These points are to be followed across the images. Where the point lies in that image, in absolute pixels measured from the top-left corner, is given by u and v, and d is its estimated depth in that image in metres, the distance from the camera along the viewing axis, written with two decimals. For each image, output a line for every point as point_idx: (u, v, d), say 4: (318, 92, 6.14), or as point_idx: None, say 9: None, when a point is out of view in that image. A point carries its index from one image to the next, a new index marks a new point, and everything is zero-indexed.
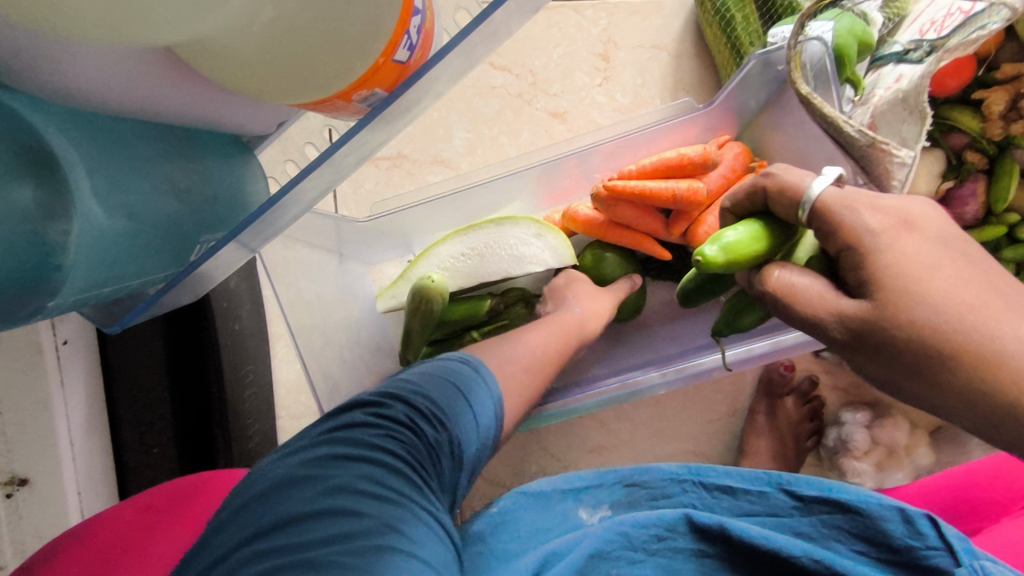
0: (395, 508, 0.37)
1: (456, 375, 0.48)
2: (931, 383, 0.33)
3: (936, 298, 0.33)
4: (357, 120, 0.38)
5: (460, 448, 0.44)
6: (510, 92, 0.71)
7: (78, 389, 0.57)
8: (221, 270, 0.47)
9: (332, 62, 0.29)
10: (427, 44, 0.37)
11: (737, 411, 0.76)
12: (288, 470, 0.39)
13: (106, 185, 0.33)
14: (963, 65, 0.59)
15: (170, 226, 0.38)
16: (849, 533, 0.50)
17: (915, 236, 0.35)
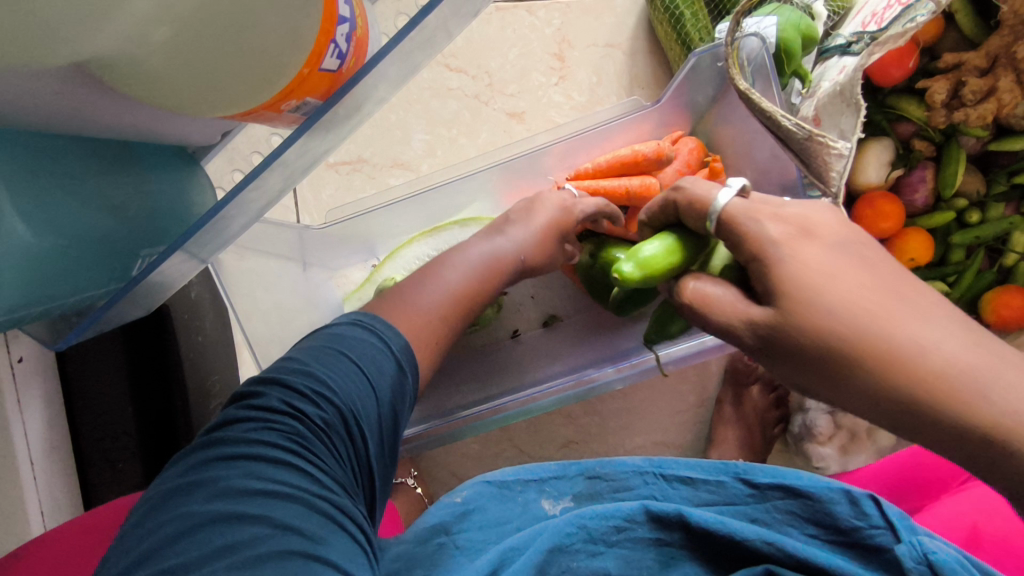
0: (286, 505, 0.39)
1: (342, 340, 0.47)
2: (841, 387, 0.34)
3: (839, 301, 0.33)
4: (294, 128, 0.38)
5: (355, 418, 0.45)
6: (467, 94, 0.71)
7: (36, 407, 0.57)
8: (170, 280, 0.47)
9: (254, 70, 0.29)
10: (361, 52, 0.37)
11: (705, 402, 0.77)
12: (181, 477, 0.40)
13: (24, 206, 0.32)
14: (906, 54, 0.61)
15: (105, 236, 0.38)
16: (802, 518, 0.52)
17: (814, 243, 0.36)
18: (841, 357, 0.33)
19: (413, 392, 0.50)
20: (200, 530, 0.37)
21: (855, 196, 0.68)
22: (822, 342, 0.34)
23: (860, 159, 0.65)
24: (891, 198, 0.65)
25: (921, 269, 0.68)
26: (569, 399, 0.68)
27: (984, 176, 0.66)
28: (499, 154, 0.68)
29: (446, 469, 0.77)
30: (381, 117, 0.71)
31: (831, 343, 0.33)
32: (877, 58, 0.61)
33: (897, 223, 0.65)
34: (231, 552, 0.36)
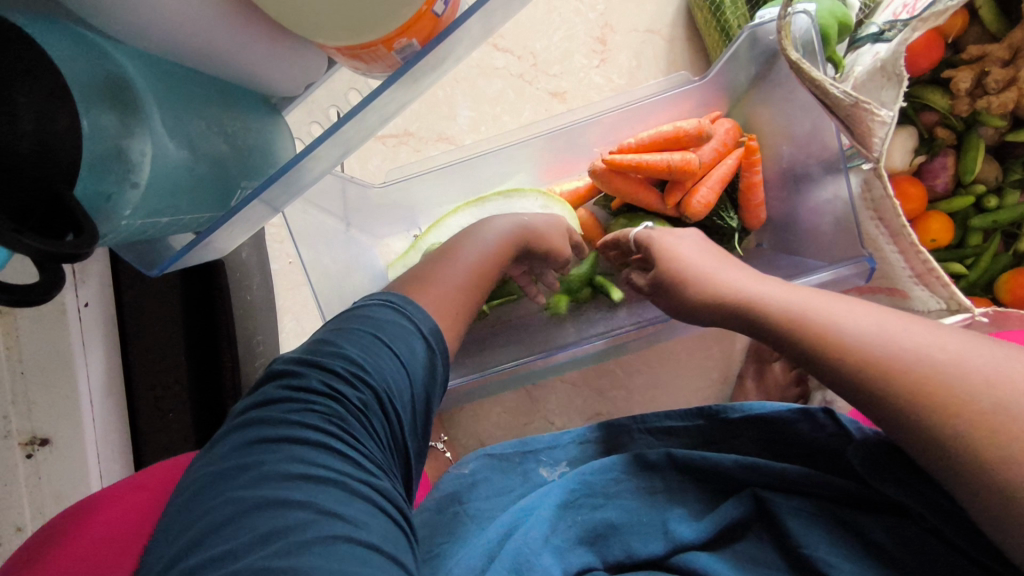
0: (329, 490, 0.39)
1: (372, 323, 0.49)
2: (716, 315, 0.50)
3: (693, 264, 0.52)
4: (388, 74, 0.41)
5: (390, 400, 0.46)
6: (512, 73, 0.74)
7: (97, 352, 0.59)
8: (246, 226, 0.50)
9: (382, 2, 0.32)
10: (456, 5, 0.40)
11: (728, 378, 0.80)
12: (226, 461, 0.41)
13: (172, 120, 0.37)
14: (933, 45, 0.65)
15: (219, 165, 0.42)
16: (771, 440, 0.57)
17: (678, 235, 0.57)
18: (717, 301, 0.50)
19: (441, 375, 0.52)
20: (248, 515, 0.37)
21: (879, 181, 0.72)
22: (692, 291, 0.52)
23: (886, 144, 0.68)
24: (912, 183, 0.69)
25: (939, 252, 0.71)
26: (606, 352, 0.73)
27: (1001, 165, 0.70)
28: (544, 128, 0.71)
29: (475, 437, 0.80)
30: (429, 93, 0.74)
31: (701, 292, 0.51)
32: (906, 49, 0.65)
33: (918, 206, 0.69)
34: (276, 539, 0.36)
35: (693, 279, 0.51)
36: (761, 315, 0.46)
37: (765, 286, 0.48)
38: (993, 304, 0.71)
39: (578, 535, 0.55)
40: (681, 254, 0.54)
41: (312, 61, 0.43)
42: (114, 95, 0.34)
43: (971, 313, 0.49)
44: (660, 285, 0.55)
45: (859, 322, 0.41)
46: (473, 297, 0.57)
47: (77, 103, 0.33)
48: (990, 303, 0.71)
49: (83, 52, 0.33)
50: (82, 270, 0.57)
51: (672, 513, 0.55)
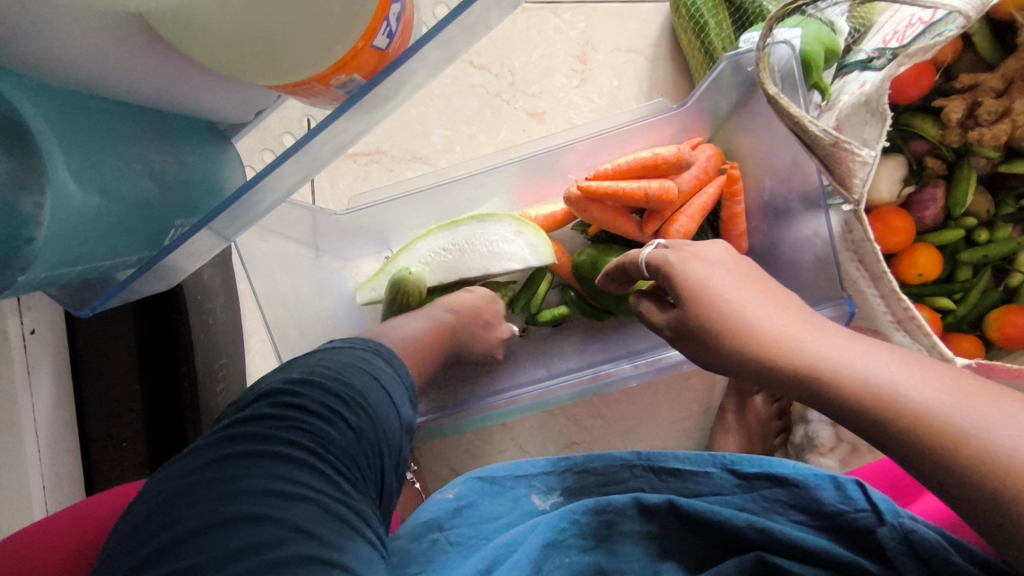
0: (305, 508, 0.39)
1: (371, 363, 0.51)
2: (747, 370, 0.41)
3: (726, 309, 0.42)
4: (335, 107, 0.38)
5: (381, 431, 0.48)
6: (489, 91, 0.71)
7: (45, 383, 0.56)
8: (194, 259, 0.46)
9: (311, 40, 0.29)
10: (407, 34, 0.37)
11: (708, 409, 0.78)
12: (200, 472, 0.40)
13: (80, 159, 0.34)
14: (924, 74, 0.62)
15: (141, 207, 0.39)
16: (789, 505, 0.54)
17: (700, 262, 0.46)
18: (755, 357, 0.40)
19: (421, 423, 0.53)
20: (217, 530, 0.36)
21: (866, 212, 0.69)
22: (717, 338, 0.42)
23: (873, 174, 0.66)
24: (902, 214, 0.66)
25: (927, 286, 0.69)
26: (585, 392, 0.70)
27: (994, 197, 0.67)
28: (519, 150, 0.69)
29: (446, 466, 0.77)
30: (402, 110, 0.71)
31: (733, 345, 0.41)
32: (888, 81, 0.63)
33: (905, 239, 0.67)
34: (244, 557, 0.35)
35: (736, 334, 0.41)
36: (786, 373, 0.39)
37: (816, 342, 0.38)
38: (981, 340, 0.69)
39: None
40: (725, 299, 0.43)
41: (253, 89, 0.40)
42: (6, 134, 0.31)
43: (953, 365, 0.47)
44: (684, 330, 0.46)
45: (923, 387, 0.34)
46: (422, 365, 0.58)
47: None
48: (978, 341, 0.68)
49: None
50: (27, 297, 0.54)
51: (663, 566, 0.54)
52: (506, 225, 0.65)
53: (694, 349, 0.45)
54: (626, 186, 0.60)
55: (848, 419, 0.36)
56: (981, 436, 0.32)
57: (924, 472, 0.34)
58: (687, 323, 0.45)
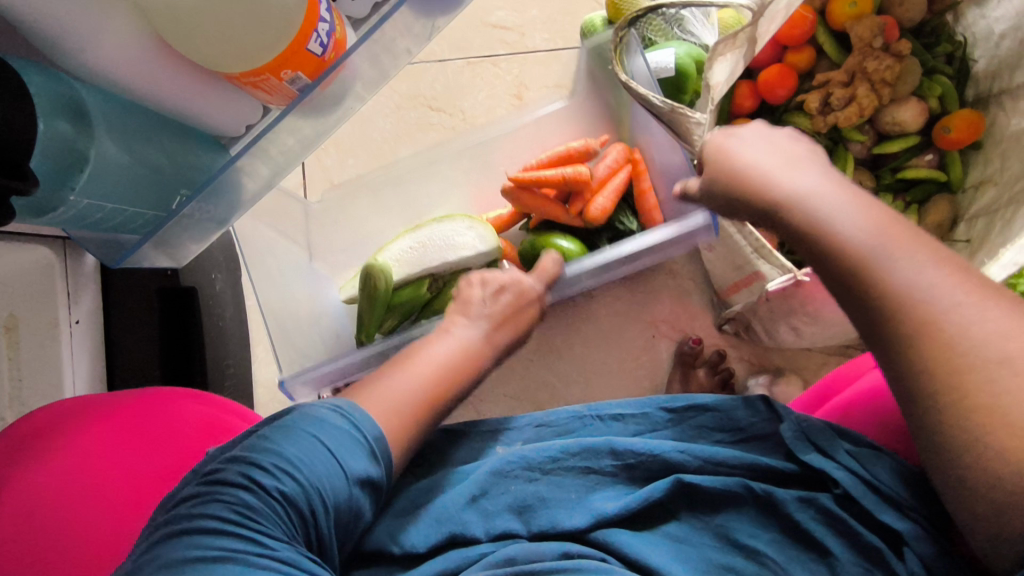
0: (223, 571, 0.39)
1: (313, 421, 0.48)
2: (749, 210, 0.50)
3: (738, 155, 0.52)
4: (290, 103, 0.52)
5: (320, 489, 0.45)
6: (446, 128, 0.88)
7: (83, 362, 0.66)
8: (194, 240, 0.62)
9: (259, 33, 0.44)
10: (340, 49, 0.52)
11: (659, 386, 0.86)
12: (135, 560, 0.41)
13: (115, 133, 0.48)
14: (786, 76, 0.75)
15: (154, 172, 0.53)
16: (712, 429, 0.58)
17: (733, 136, 0.54)
18: (756, 203, 0.49)
19: (367, 475, 0.48)
20: None
21: None
22: (741, 189, 0.50)
23: None
24: None
25: None
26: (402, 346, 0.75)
27: (874, 173, 0.79)
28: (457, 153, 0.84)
29: None
30: (377, 148, 0.88)
31: (734, 193, 0.51)
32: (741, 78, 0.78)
33: None
34: None
35: (748, 184, 0.50)
36: (790, 221, 0.46)
37: (799, 178, 0.48)
38: None
39: (508, 504, 0.55)
40: (751, 161, 0.51)
41: (236, 101, 0.52)
42: (71, 113, 0.45)
43: (793, 275, 0.61)
44: (711, 190, 0.54)
45: (858, 228, 0.43)
46: (417, 407, 0.53)
47: (40, 114, 0.43)
48: None
49: (52, 82, 0.44)
50: (73, 291, 0.65)
51: (598, 493, 0.55)
52: (461, 221, 0.79)
53: (716, 203, 0.54)
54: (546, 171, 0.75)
55: (799, 249, 0.47)
56: (886, 271, 0.41)
57: (876, 312, 0.41)
58: (710, 188, 0.54)
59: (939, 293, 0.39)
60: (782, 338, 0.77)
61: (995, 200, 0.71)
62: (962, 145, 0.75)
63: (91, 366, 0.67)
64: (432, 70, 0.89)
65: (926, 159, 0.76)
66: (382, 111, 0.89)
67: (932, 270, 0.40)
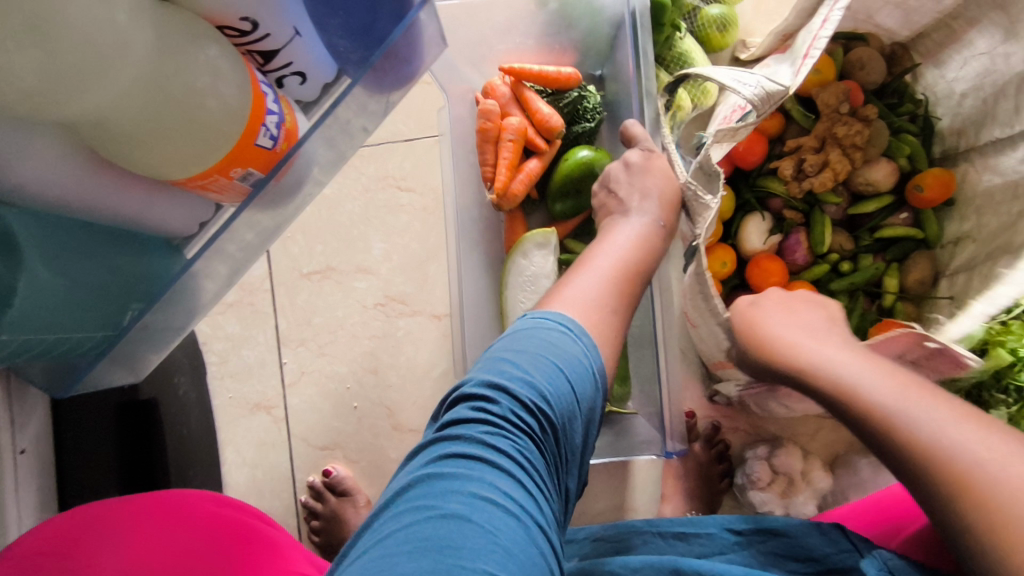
0: (510, 519, 0.36)
1: (556, 351, 0.45)
2: (783, 375, 0.53)
3: (773, 338, 0.55)
4: (244, 199, 0.49)
5: (565, 442, 0.44)
6: (417, 209, 0.86)
7: (30, 495, 0.58)
8: (153, 350, 0.57)
9: (203, 135, 0.40)
10: (292, 138, 0.49)
11: (653, 463, 0.82)
12: (415, 474, 0.39)
13: (51, 258, 0.42)
14: (756, 142, 0.75)
15: (101, 290, 0.48)
16: (782, 556, 0.52)
17: (772, 309, 0.59)
18: (794, 369, 0.52)
19: (595, 416, 0.46)
20: (436, 524, 0.34)
21: (746, 262, 0.78)
22: (774, 358, 0.54)
23: (741, 230, 0.77)
24: (773, 259, 0.75)
25: None
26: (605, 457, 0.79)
27: (853, 234, 0.77)
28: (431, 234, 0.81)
29: None
30: (346, 231, 0.85)
31: (771, 361, 0.54)
32: None
33: (782, 280, 0.75)
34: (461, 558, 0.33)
35: (779, 353, 0.54)
36: (821, 385, 0.49)
37: (828, 350, 0.52)
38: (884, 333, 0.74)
39: None
40: (793, 343, 0.54)
41: (186, 197, 0.48)
42: None
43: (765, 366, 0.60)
44: (747, 356, 0.58)
45: (879, 390, 0.46)
46: (611, 314, 0.51)
47: None
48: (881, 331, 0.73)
49: None
50: (23, 415, 0.56)
51: None
52: (535, 241, 0.75)
53: (754, 371, 0.58)
54: (506, 155, 0.75)
55: (841, 416, 0.48)
56: (915, 429, 0.43)
57: (925, 471, 0.41)
58: (748, 360, 0.58)
59: (1007, 467, 0.39)
60: (778, 409, 0.74)
61: (973, 256, 0.71)
62: (936, 204, 0.75)
63: (40, 496, 0.59)
64: (399, 150, 0.86)
65: (901, 218, 0.76)
66: (349, 194, 0.86)
67: (994, 447, 0.40)
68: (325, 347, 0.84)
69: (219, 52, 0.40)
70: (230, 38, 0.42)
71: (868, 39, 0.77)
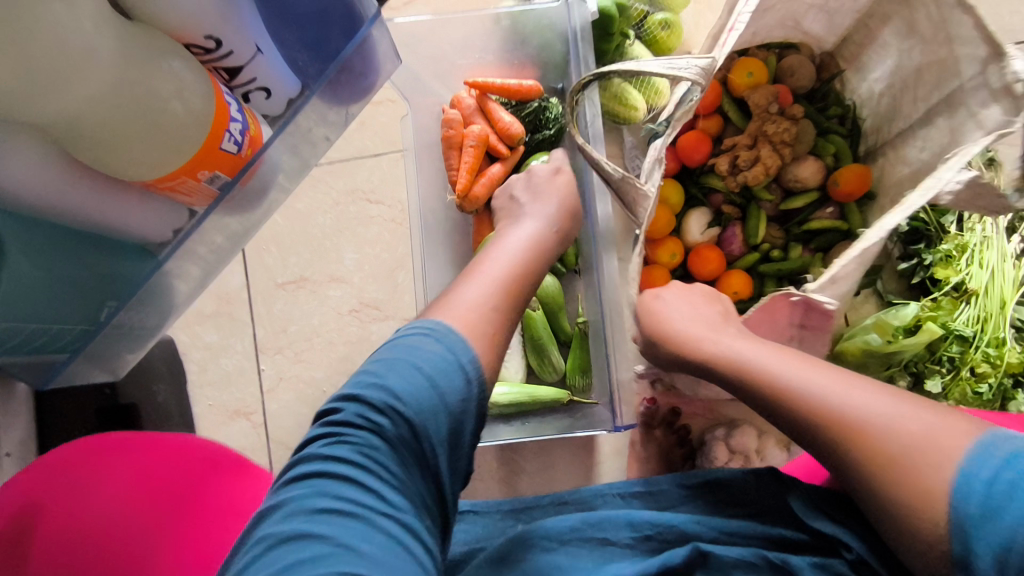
0: (353, 525, 0.39)
1: (415, 353, 0.47)
2: (680, 359, 0.58)
3: (666, 321, 0.59)
4: (211, 202, 0.53)
5: (428, 441, 0.44)
6: (386, 219, 0.90)
7: None
8: (127, 349, 0.61)
9: (170, 137, 0.45)
10: (256, 146, 0.54)
11: (619, 450, 0.86)
12: (269, 500, 0.42)
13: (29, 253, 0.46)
14: (700, 141, 0.81)
15: (77, 287, 0.51)
16: (724, 504, 0.58)
17: (665, 290, 0.64)
18: (692, 354, 0.56)
19: (469, 408, 0.47)
20: (279, 547, 0.38)
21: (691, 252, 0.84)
22: (672, 343, 0.58)
23: (684, 223, 0.83)
24: (710, 248, 0.81)
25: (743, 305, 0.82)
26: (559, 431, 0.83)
27: (784, 226, 0.83)
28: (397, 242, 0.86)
29: None
30: (320, 243, 0.90)
31: (668, 347, 0.58)
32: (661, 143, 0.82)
33: (718, 267, 0.81)
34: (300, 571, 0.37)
35: (680, 338, 0.57)
36: (728, 367, 0.53)
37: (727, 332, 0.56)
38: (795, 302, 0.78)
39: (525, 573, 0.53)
40: (684, 325, 0.58)
41: (161, 202, 0.51)
42: None
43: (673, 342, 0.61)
44: (646, 344, 0.61)
45: (785, 366, 0.50)
46: (504, 316, 0.53)
47: None
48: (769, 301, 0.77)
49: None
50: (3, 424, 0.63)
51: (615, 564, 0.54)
52: None
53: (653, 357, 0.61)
54: (467, 160, 0.79)
55: (747, 395, 0.52)
56: (827, 399, 0.47)
57: (835, 434, 0.46)
58: (650, 349, 0.61)
59: (893, 417, 0.45)
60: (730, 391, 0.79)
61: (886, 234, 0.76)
62: (856, 197, 0.80)
63: None
64: (366, 165, 0.91)
65: (829, 211, 0.81)
66: (320, 207, 0.90)
67: (884, 401, 0.46)
68: (301, 354, 0.87)
69: (183, 66, 0.45)
70: (197, 55, 0.47)
71: (800, 48, 0.83)
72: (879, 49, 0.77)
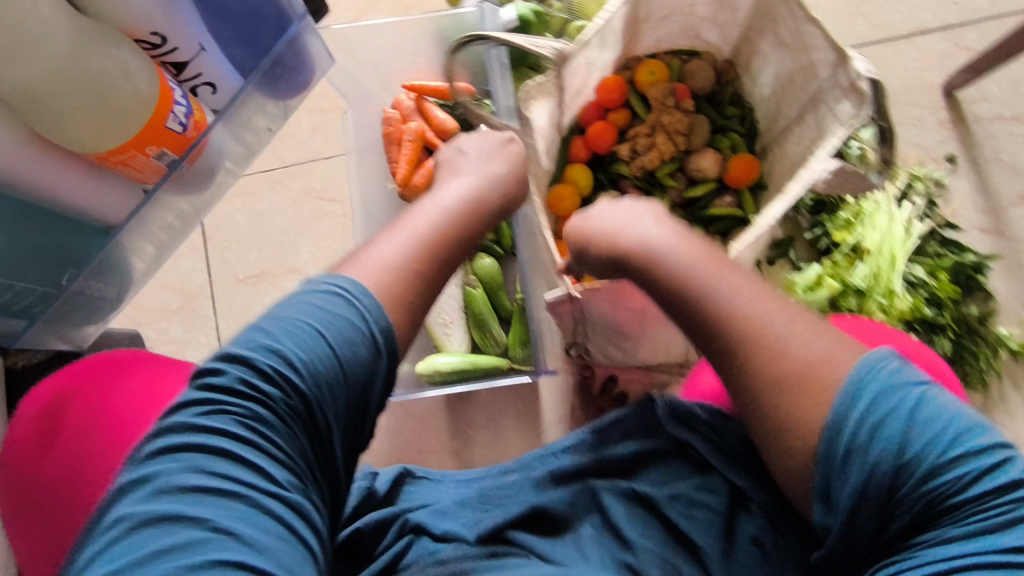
0: (233, 506, 0.38)
1: (313, 313, 0.44)
2: (616, 272, 0.57)
3: (613, 229, 0.57)
4: (161, 178, 0.60)
5: (321, 413, 0.43)
6: (338, 215, 0.98)
7: None
8: (87, 320, 0.68)
9: (121, 113, 0.53)
10: (201, 129, 0.62)
11: (563, 417, 0.93)
12: (133, 468, 0.40)
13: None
14: (607, 131, 0.89)
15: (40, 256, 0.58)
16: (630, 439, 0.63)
17: (608, 201, 0.60)
18: (632, 267, 0.55)
19: (371, 373, 0.45)
20: (145, 528, 0.37)
21: None
22: (610, 254, 0.57)
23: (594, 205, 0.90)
24: None
25: None
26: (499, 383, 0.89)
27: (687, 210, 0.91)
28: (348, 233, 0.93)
29: None
30: (276, 239, 0.97)
31: (605, 259, 0.57)
32: (574, 135, 0.91)
33: None
34: (169, 555, 0.36)
35: (617, 247, 0.56)
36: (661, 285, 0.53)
37: (661, 235, 0.55)
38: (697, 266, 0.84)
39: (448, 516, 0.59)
40: (628, 228, 0.56)
41: (110, 180, 0.59)
42: None
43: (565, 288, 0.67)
44: (582, 256, 0.61)
45: (722, 293, 0.49)
46: (430, 267, 0.50)
47: None
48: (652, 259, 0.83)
49: None
50: None
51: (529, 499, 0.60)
52: None
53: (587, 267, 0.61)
54: (405, 153, 0.87)
55: (680, 313, 0.52)
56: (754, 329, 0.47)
57: (755, 364, 0.47)
58: (583, 262, 0.61)
59: (811, 351, 0.46)
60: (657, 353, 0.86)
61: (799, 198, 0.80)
62: (747, 183, 0.89)
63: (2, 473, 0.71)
64: (318, 167, 0.99)
65: (726, 200, 0.89)
66: (277, 208, 0.98)
67: (809, 341, 0.46)
68: None
69: (129, 52, 0.52)
70: (146, 50, 0.55)
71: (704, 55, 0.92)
72: (762, 58, 0.86)
